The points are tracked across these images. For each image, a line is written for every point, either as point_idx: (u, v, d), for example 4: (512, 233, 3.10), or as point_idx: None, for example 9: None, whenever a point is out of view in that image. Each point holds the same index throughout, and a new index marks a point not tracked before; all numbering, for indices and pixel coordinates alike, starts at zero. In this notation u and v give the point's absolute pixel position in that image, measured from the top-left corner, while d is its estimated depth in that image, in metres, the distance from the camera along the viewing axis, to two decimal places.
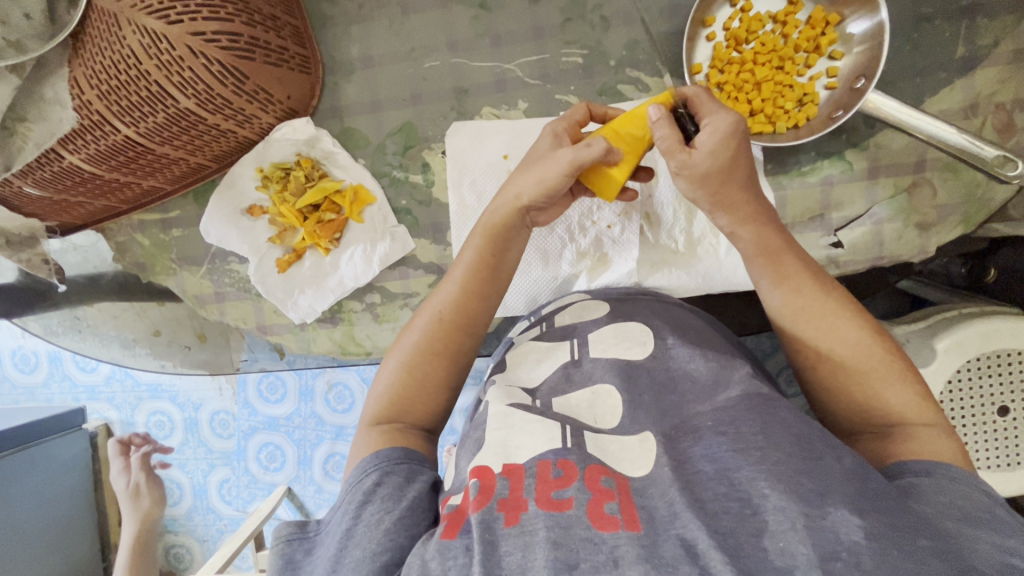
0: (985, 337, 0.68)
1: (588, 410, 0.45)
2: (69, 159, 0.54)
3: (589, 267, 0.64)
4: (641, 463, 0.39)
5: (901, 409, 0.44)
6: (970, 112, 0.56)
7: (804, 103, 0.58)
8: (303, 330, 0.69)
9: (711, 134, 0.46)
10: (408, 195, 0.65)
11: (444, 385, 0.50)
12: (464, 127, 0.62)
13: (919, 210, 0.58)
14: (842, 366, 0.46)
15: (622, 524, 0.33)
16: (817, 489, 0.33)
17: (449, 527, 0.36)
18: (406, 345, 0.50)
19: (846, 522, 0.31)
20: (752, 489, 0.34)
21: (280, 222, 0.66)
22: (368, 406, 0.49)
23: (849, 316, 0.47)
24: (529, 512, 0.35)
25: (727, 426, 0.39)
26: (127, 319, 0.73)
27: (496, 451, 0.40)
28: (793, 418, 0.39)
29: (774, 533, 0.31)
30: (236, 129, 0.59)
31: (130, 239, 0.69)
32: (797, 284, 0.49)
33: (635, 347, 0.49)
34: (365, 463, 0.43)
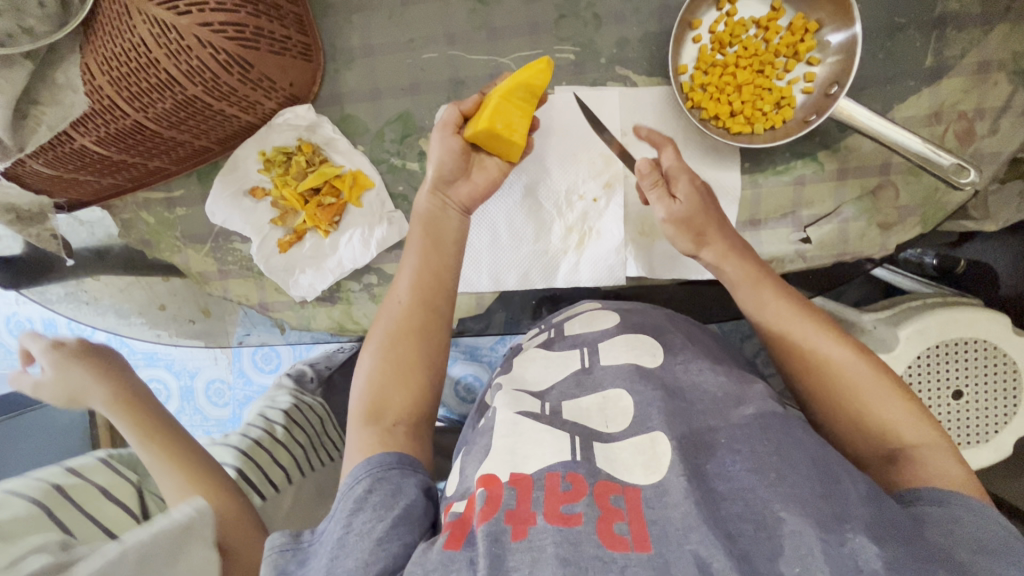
0: (942, 325, 0.75)
1: (599, 414, 0.49)
2: (80, 141, 0.57)
3: (577, 240, 0.67)
4: (654, 468, 0.43)
5: (902, 429, 0.48)
6: (935, 119, 0.60)
7: (782, 106, 0.61)
8: (303, 308, 0.72)
9: (686, 186, 0.58)
10: (405, 182, 0.68)
11: (422, 364, 0.54)
12: None
13: (882, 211, 0.62)
14: (840, 392, 0.50)
15: (632, 545, 0.37)
16: (838, 515, 0.38)
17: (454, 539, 0.40)
18: (378, 338, 0.55)
19: (866, 549, 0.36)
20: (769, 513, 0.38)
21: (282, 205, 0.69)
22: (355, 404, 0.52)
23: (833, 336, 0.52)
24: (537, 526, 0.39)
25: (742, 444, 0.43)
26: (134, 293, 0.77)
27: (505, 459, 0.44)
28: (813, 441, 0.43)
29: (789, 557, 0.36)
30: (240, 114, 0.61)
31: (135, 217, 0.72)
32: (788, 313, 0.54)
33: (647, 356, 0.54)
34: (357, 471, 0.46)
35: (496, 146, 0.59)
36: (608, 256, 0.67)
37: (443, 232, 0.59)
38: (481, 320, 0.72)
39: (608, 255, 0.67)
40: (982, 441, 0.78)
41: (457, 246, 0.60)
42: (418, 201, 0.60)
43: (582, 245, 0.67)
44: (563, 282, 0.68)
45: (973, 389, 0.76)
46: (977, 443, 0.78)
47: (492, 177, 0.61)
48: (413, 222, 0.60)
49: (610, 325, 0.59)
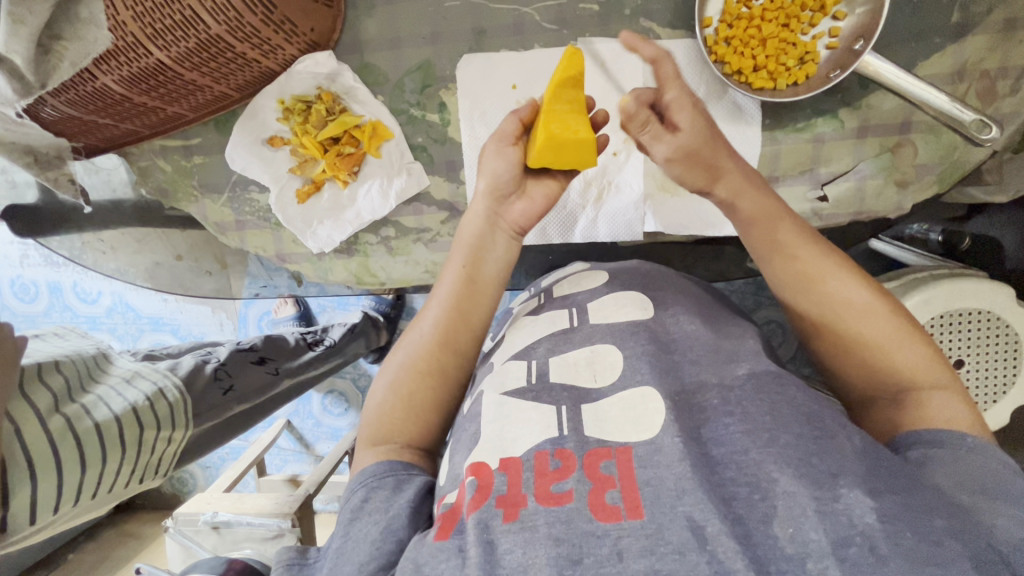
0: (948, 294, 0.76)
1: (587, 367, 0.49)
2: (102, 80, 0.56)
3: (595, 196, 0.67)
4: (646, 426, 0.42)
5: (915, 372, 0.48)
6: (957, 77, 0.60)
7: (806, 61, 0.61)
8: (321, 260, 0.73)
9: (689, 119, 0.55)
10: (424, 133, 0.68)
11: (434, 404, 0.55)
12: (475, 59, 0.65)
13: (900, 169, 0.63)
14: (858, 336, 0.50)
15: (624, 514, 0.37)
16: (830, 471, 0.37)
17: (443, 530, 0.40)
18: (396, 366, 0.56)
19: (860, 505, 0.35)
20: (763, 474, 0.38)
21: (301, 154, 0.69)
22: (365, 428, 0.54)
23: (853, 279, 0.52)
24: (529, 508, 0.38)
25: (735, 406, 0.43)
26: (150, 244, 0.76)
27: (493, 446, 0.44)
28: (803, 397, 0.43)
29: (785, 520, 0.35)
30: (260, 59, 0.61)
31: (152, 165, 0.72)
32: (812, 255, 0.53)
33: (636, 310, 0.54)
34: (355, 483, 0.49)
35: (563, 156, 0.56)
36: (627, 211, 0.67)
37: (478, 269, 0.59)
38: None
39: (627, 211, 0.67)
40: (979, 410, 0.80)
41: (495, 285, 0.59)
42: (465, 224, 0.60)
43: (601, 199, 0.67)
44: (581, 236, 0.69)
45: (973, 358, 0.78)
46: None
47: (550, 192, 0.61)
48: (457, 245, 0.60)
49: (598, 284, 0.59)
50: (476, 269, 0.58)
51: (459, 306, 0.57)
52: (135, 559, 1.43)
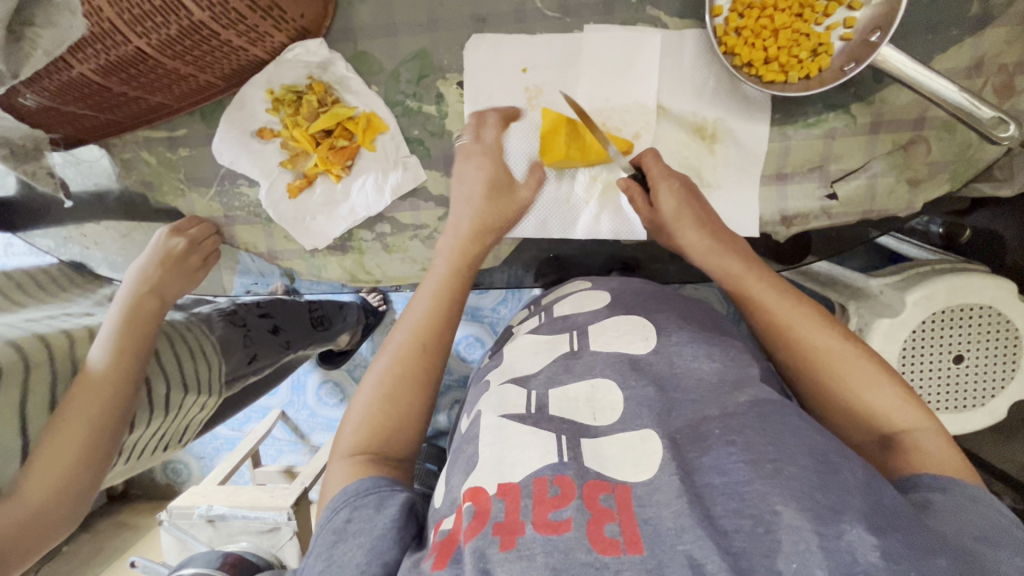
0: (950, 290, 0.74)
1: (588, 404, 0.47)
2: (77, 69, 0.53)
3: (600, 191, 0.65)
4: (645, 466, 0.41)
5: (893, 414, 0.47)
6: (975, 71, 0.58)
7: (818, 53, 0.59)
8: (314, 257, 0.70)
9: (668, 199, 0.59)
10: (421, 126, 0.65)
11: (423, 411, 0.52)
12: (478, 45, 0.62)
13: (912, 166, 0.61)
14: (830, 380, 0.50)
15: (624, 548, 0.35)
16: (831, 507, 0.36)
17: (439, 558, 0.38)
18: (373, 379, 0.53)
19: (862, 542, 0.34)
20: (765, 506, 0.36)
21: (292, 147, 0.66)
22: (345, 439, 0.50)
23: (824, 326, 0.52)
24: (526, 536, 0.37)
25: (736, 435, 0.41)
26: (136, 239, 0.73)
27: (490, 470, 0.42)
28: (809, 429, 0.42)
29: (788, 553, 0.34)
30: (247, 47, 0.58)
31: (136, 157, 0.69)
32: (780, 303, 0.53)
33: (639, 342, 0.53)
34: (338, 502, 0.45)
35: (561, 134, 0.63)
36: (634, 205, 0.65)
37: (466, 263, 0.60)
38: (486, 276, 0.71)
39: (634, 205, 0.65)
40: (977, 405, 0.79)
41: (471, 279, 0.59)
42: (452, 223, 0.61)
43: (604, 195, 0.65)
44: (584, 233, 0.66)
45: (974, 353, 0.77)
46: (972, 407, 0.80)
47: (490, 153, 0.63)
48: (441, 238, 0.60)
49: (600, 306, 0.58)
50: (468, 261, 0.59)
51: (446, 297, 0.57)
52: (128, 552, 1.41)
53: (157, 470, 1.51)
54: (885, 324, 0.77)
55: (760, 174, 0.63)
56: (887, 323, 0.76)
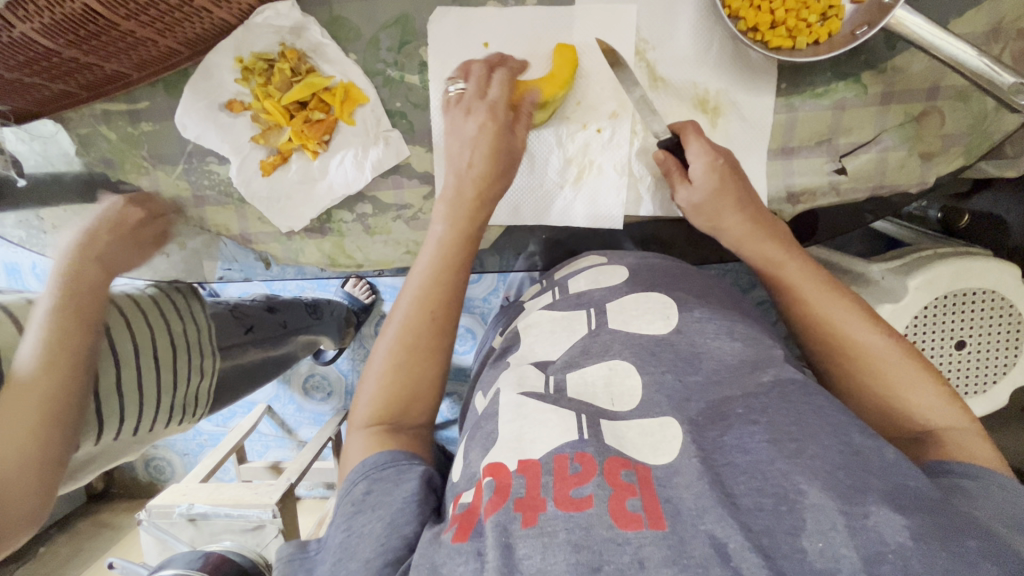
0: (954, 274, 0.71)
1: (605, 389, 0.43)
2: (20, 28, 0.48)
3: (575, 175, 0.61)
4: (664, 450, 0.38)
5: (932, 414, 0.46)
6: (993, 37, 0.54)
7: (829, 17, 0.55)
8: (290, 240, 0.65)
9: (700, 174, 0.54)
10: (403, 97, 0.60)
11: (436, 380, 0.49)
12: (448, 12, 0.57)
13: (925, 139, 0.58)
14: (866, 377, 0.49)
15: (646, 523, 0.33)
16: (855, 486, 0.34)
17: (460, 530, 0.36)
18: (389, 339, 0.49)
19: (890, 523, 0.31)
20: (788, 484, 0.34)
21: (264, 120, 0.61)
22: (359, 406, 0.48)
23: (869, 321, 0.49)
24: (548, 513, 0.34)
25: (761, 415, 0.39)
26: (95, 222, 0.68)
27: (511, 447, 0.38)
28: (832, 407, 0.39)
29: (813, 532, 0.32)
30: (211, 8, 0.53)
31: (94, 132, 0.64)
32: (820, 295, 0.51)
33: (658, 321, 0.48)
34: (354, 473, 0.43)
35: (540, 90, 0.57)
36: (612, 187, 0.61)
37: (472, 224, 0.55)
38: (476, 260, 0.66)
39: (610, 191, 0.61)
40: (978, 392, 0.77)
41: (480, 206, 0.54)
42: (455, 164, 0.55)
43: (588, 176, 0.61)
44: (556, 218, 0.62)
45: (976, 339, 0.74)
46: (972, 394, 0.77)
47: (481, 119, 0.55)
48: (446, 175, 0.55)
49: (618, 281, 0.53)
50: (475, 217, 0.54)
51: (447, 260, 0.52)
52: (108, 553, 1.36)
53: (137, 467, 1.45)
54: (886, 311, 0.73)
55: (765, 149, 0.59)
56: (889, 309, 0.73)
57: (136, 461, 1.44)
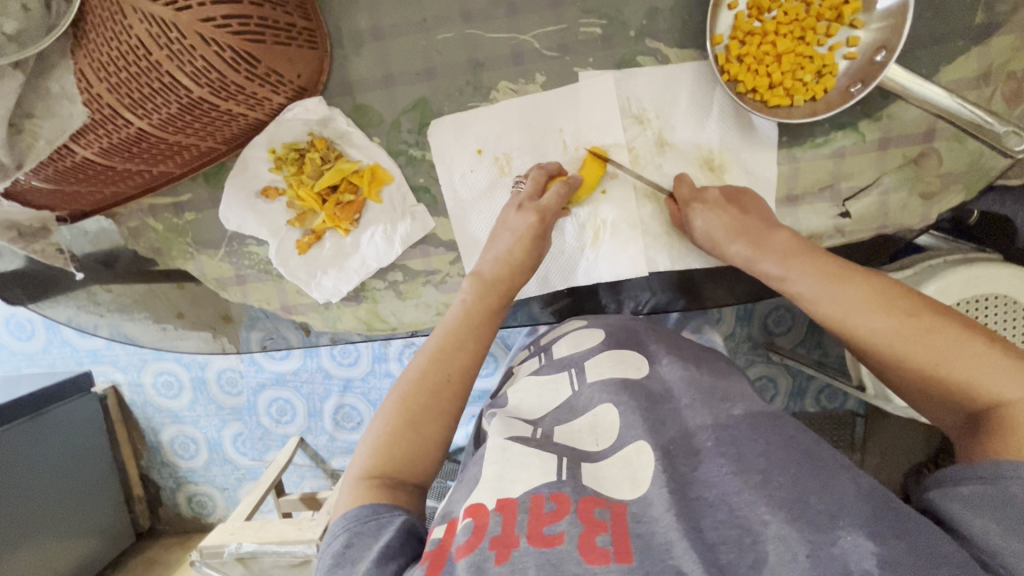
0: (965, 282, 0.74)
1: (590, 430, 0.49)
2: (81, 154, 0.53)
3: (593, 238, 0.65)
4: (641, 481, 0.43)
5: (984, 382, 0.44)
6: (983, 81, 0.57)
7: (823, 74, 0.58)
8: (328, 309, 0.70)
9: (704, 220, 0.58)
10: (426, 173, 0.64)
11: (440, 442, 0.52)
12: (444, 121, 0.62)
13: (924, 179, 0.60)
14: (896, 362, 0.49)
15: (613, 558, 0.36)
16: (829, 514, 0.38)
17: (432, 567, 0.39)
18: (399, 388, 0.53)
19: (858, 550, 0.35)
20: (753, 517, 0.38)
21: (298, 206, 0.65)
22: (362, 456, 0.50)
23: (880, 306, 0.49)
24: (520, 548, 0.37)
25: (727, 449, 0.44)
26: (149, 303, 0.73)
27: (492, 485, 0.43)
28: (805, 440, 0.44)
29: (772, 564, 0.35)
30: (247, 113, 0.58)
31: (143, 225, 0.69)
32: (823, 292, 0.52)
33: (632, 370, 0.54)
34: (336, 525, 0.46)
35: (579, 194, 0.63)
36: (635, 244, 0.64)
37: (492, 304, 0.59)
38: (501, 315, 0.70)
39: (629, 246, 0.64)
40: None
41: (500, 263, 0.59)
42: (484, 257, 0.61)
43: (598, 240, 0.65)
44: (585, 278, 0.66)
45: None
46: None
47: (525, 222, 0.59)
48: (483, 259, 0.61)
49: (596, 342, 0.58)
50: (491, 304, 0.59)
51: (473, 325, 0.57)
52: None
53: (181, 503, 1.51)
54: None
55: (771, 198, 0.62)
56: None
57: (179, 498, 1.50)
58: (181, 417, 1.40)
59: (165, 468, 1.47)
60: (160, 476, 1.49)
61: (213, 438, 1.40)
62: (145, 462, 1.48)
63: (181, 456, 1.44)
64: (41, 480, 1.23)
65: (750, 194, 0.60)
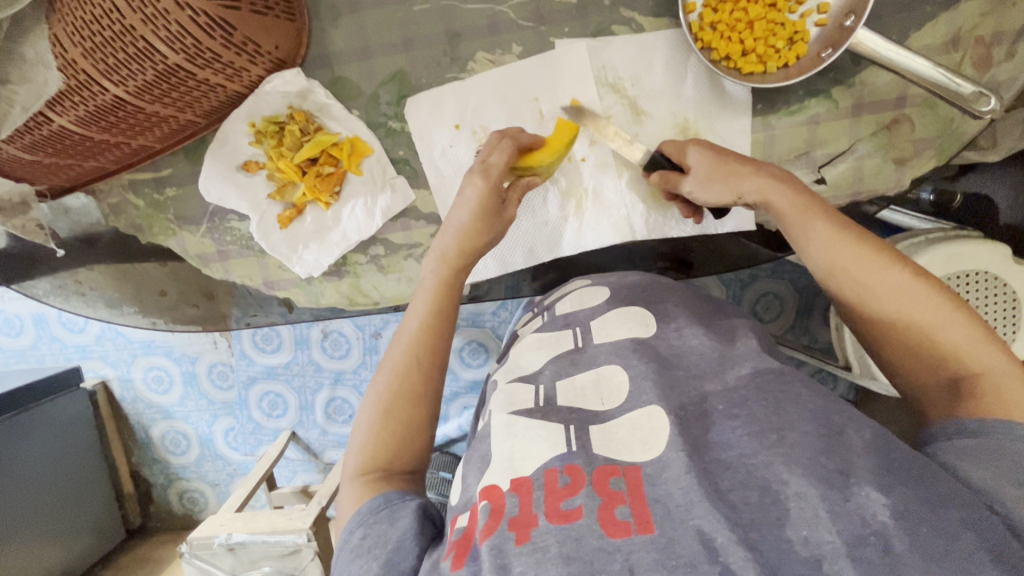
0: (948, 257, 0.74)
1: (594, 390, 0.49)
2: (58, 122, 0.53)
3: (574, 208, 0.65)
4: (653, 444, 0.42)
5: (966, 353, 0.46)
6: (952, 47, 0.58)
7: (795, 41, 0.59)
8: (310, 285, 0.70)
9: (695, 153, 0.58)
10: (405, 145, 0.65)
11: (424, 424, 0.52)
12: (420, 100, 0.63)
13: (897, 145, 0.61)
14: (893, 319, 0.49)
15: (635, 529, 0.36)
16: (840, 471, 0.37)
17: (457, 558, 0.39)
18: (379, 389, 0.53)
19: (873, 503, 0.35)
20: (772, 477, 0.37)
21: (278, 178, 0.66)
22: (352, 458, 0.50)
23: (890, 264, 0.49)
24: (540, 527, 0.37)
25: (739, 410, 0.43)
26: (131, 282, 0.73)
27: (505, 467, 0.43)
28: (807, 395, 0.43)
29: (797, 522, 0.35)
30: (224, 83, 0.58)
31: (123, 201, 0.69)
32: (835, 243, 0.51)
33: (638, 327, 0.54)
34: (350, 522, 0.46)
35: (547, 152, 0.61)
36: (614, 214, 0.65)
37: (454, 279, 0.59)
38: (481, 288, 0.69)
39: (609, 215, 0.65)
40: None
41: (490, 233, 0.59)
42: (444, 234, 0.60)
43: (579, 209, 0.65)
44: (568, 249, 0.66)
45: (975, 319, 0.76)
46: None
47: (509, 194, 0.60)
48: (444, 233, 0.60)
49: (600, 301, 0.59)
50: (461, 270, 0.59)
51: (441, 299, 0.57)
52: None
53: (172, 499, 1.50)
54: None
55: None
56: None
57: (170, 494, 1.49)
58: (172, 411, 1.39)
59: (156, 464, 1.47)
60: (151, 472, 1.48)
61: (203, 432, 1.40)
62: (135, 459, 1.47)
63: (171, 451, 1.44)
64: (29, 474, 1.22)
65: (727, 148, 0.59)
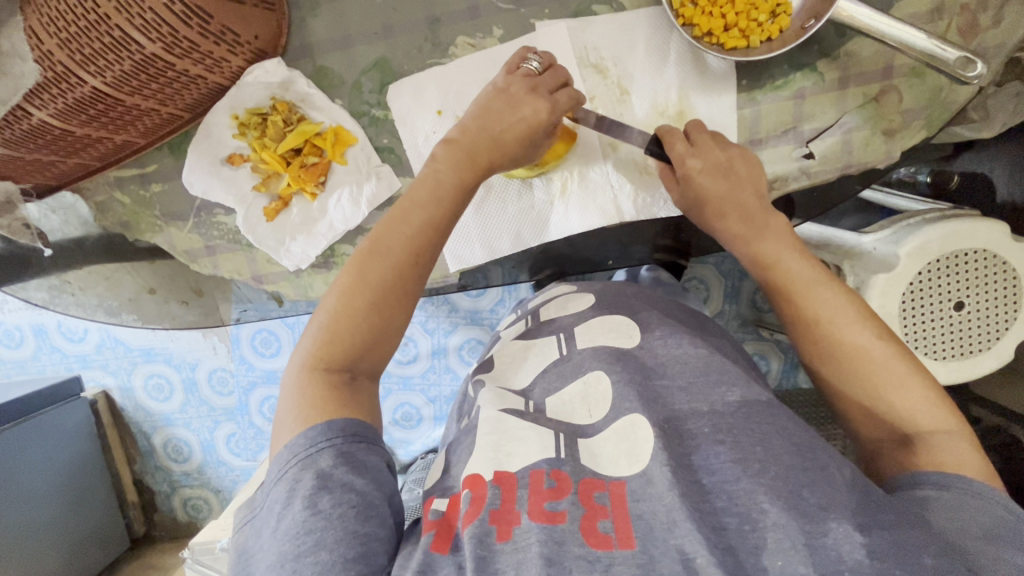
0: (943, 238, 0.71)
1: (581, 402, 0.49)
2: (37, 115, 0.53)
3: (560, 191, 0.65)
4: (638, 457, 0.43)
5: (920, 414, 0.48)
6: (936, 15, 0.57)
7: (777, 15, 0.59)
8: (299, 277, 0.70)
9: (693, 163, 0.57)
10: (389, 133, 0.64)
11: (392, 332, 0.51)
12: (403, 87, 0.63)
13: (886, 117, 0.60)
14: (857, 374, 0.51)
15: (616, 543, 0.38)
16: (820, 504, 0.38)
17: (440, 539, 0.41)
18: (347, 277, 0.51)
19: (849, 540, 0.36)
20: (753, 505, 0.39)
21: (263, 170, 0.66)
22: (308, 344, 0.49)
23: (859, 322, 0.52)
24: (522, 526, 0.39)
25: (726, 434, 0.43)
26: (121, 280, 0.73)
27: (489, 456, 0.44)
28: (793, 428, 0.43)
29: (773, 551, 0.36)
30: (205, 75, 0.58)
31: (110, 198, 0.69)
32: (808, 296, 0.54)
33: (622, 337, 0.53)
34: (315, 433, 0.44)
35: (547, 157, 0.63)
36: (601, 196, 0.64)
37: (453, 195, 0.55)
38: (477, 274, 0.69)
39: (598, 196, 0.64)
40: (984, 349, 0.76)
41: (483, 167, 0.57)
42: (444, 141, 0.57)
43: (566, 191, 0.65)
44: (556, 233, 0.65)
45: (974, 298, 0.74)
46: (978, 352, 0.76)
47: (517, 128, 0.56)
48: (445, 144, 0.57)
49: (584, 308, 0.58)
50: (467, 176, 0.56)
51: (435, 217, 0.54)
52: None
53: (176, 506, 1.50)
54: (881, 281, 0.73)
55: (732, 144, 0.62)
56: (884, 279, 0.73)
57: (173, 501, 1.49)
58: (172, 418, 1.38)
59: (159, 472, 1.46)
60: (154, 481, 1.48)
61: (205, 439, 1.39)
62: (138, 467, 1.47)
63: (173, 458, 1.43)
64: (30, 483, 1.22)
65: (740, 157, 0.58)
